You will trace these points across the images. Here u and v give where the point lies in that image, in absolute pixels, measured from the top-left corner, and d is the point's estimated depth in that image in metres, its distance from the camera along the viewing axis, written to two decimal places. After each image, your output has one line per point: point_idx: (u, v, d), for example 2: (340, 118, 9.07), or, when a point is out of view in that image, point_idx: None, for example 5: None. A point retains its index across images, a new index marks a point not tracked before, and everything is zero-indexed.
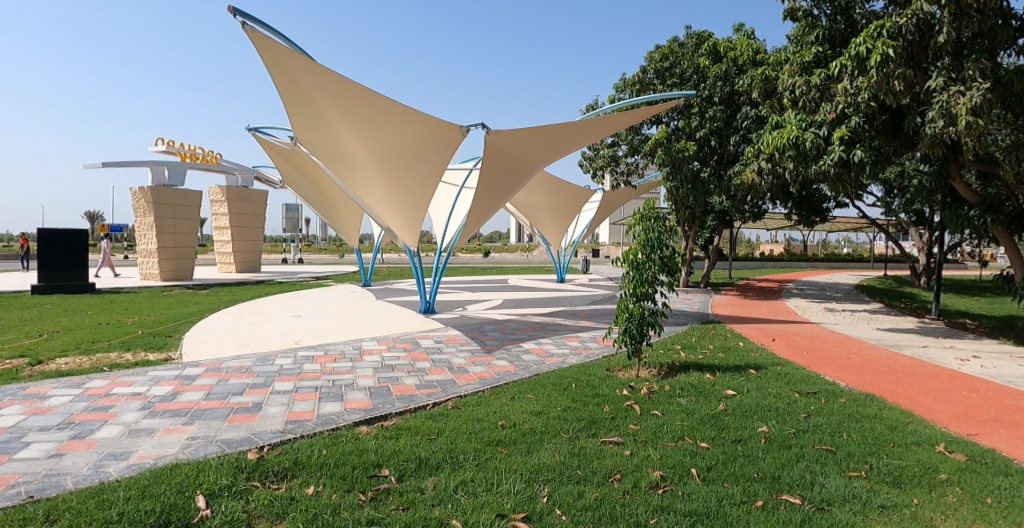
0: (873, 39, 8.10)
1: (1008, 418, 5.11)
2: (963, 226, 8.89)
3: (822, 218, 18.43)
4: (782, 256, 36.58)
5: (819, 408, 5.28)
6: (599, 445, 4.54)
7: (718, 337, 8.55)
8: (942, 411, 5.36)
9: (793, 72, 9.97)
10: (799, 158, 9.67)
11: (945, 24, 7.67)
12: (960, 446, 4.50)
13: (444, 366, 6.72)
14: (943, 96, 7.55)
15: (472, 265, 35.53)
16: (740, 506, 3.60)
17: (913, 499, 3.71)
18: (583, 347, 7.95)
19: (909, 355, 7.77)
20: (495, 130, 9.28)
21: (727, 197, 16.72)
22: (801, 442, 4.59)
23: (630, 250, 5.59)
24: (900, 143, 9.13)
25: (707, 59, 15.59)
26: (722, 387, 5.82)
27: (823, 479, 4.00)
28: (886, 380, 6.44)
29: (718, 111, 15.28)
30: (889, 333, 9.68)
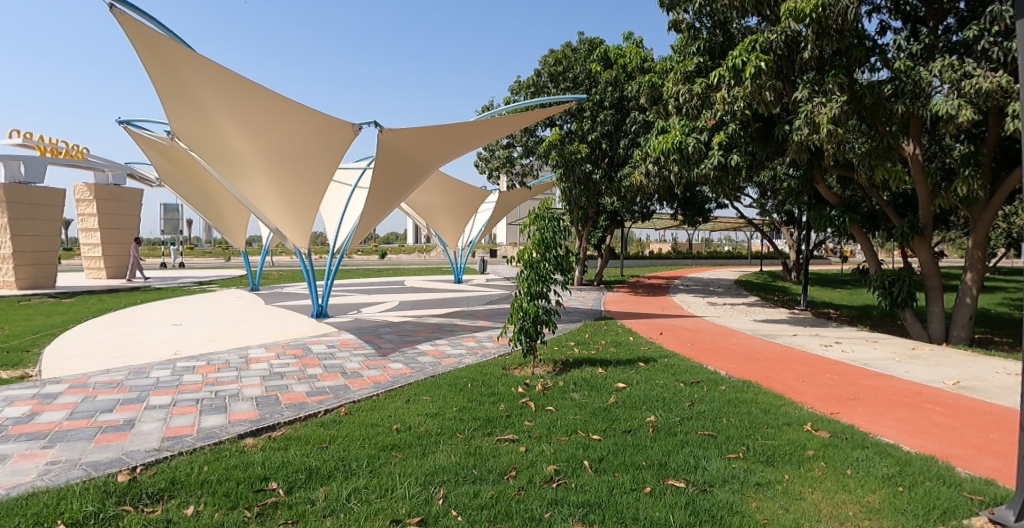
0: (747, 53, 8.68)
1: (864, 397, 5.62)
2: (826, 225, 9.71)
3: (705, 217, 20.14)
4: (669, 254, 39.03)
5: (702, 396, 5.56)
6: (494, 443, 4.54)
7: (609, 333, 8.81)
8: (810, 393, 5.78)
9: (677, 81, 10.65)
10: (683, 162, 10.31)
11: (810, 42, 8.31)
12: (825, 424, 4.91)
13: (337, 372, 6.47)
14: (808, 107, 8.23)
15: (369, 266, 34.99)
16: (630, 494, 3.87)
17: (783, 475, 4.22)
18: (479, 347, 7.95)
19: (781, 344, 8.42)
20: (389, 128, 9.18)
21: (618, 200, 17.54)
22: (685, 428, 4.82)
23: (526, 249, 5.53)
24: (773, 149, 9.93)
25: (599, 65, 16.26)
26: (613, 381, 5.99)
27: (705, 462, 4.33)
28: (760, 366, 6.90)
29: (608, 115, 16.07)
30: (764, 324, 10.43)
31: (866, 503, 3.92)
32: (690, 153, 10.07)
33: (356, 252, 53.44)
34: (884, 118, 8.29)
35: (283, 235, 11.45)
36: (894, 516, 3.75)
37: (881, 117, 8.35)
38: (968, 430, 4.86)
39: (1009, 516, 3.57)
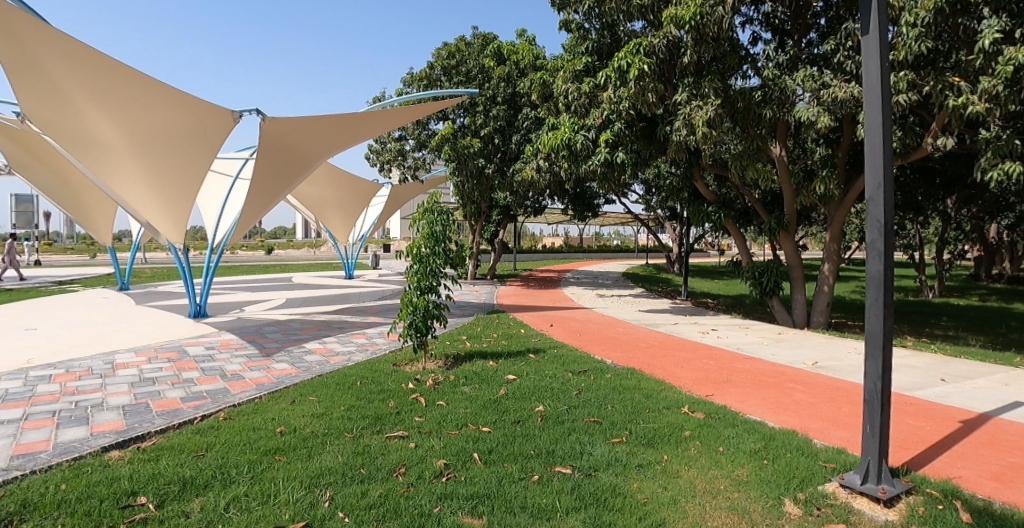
0: (632, 55, 9.02)
1: (736, 379, 6.08)
2: (703, 221, 10.51)
3: (592, 212, 20.55)
4: (562, 248, 40.62)
5: (588, 384, 5.79)
6: (383, 441, 4.49)
7: (500, 327, 8.95)
8: (688, 377, 6.17)
9: (567, 79, 11.07)
10: (573, 158, 10.94)
11: (689, 47, 8.68)
12: (700, 405, 5.28)
13: (216, 375, 6.14)
14: (686, 109, 8.73)
15: (253, 263, 33.25)
16: (518, 483, 3.95)
17: (663, 455, 4.49)
18: (369, 343, 7.84)
19: (663, 332, 8.94)
20: (271, 117, 8.87)
21: (510, 194, 18.11)
22: (572, 416, 5.00)
23: (413, 244, 5.41)
24: (655, 148, 10.19)
25: (492, 60, 16.79)
26: (504, 373, 6.10)
27: (590, 448, 4.52)
28: (644, 354, 7.28)
29: (500, 111, 16.46)
30: (648, 314, 11.05)
31: (735, 477, 4.25)
32: (578, 150, 10.69)
33: (242, 249, 50.48)
34: (754, 121, 8.92)
35: (152, 228, 10.99)
36: (760, 486, 4.13)
37: (751, 121, 8.95)
38: (822, 405, 5.38)
39: (856, 479, 4.19)
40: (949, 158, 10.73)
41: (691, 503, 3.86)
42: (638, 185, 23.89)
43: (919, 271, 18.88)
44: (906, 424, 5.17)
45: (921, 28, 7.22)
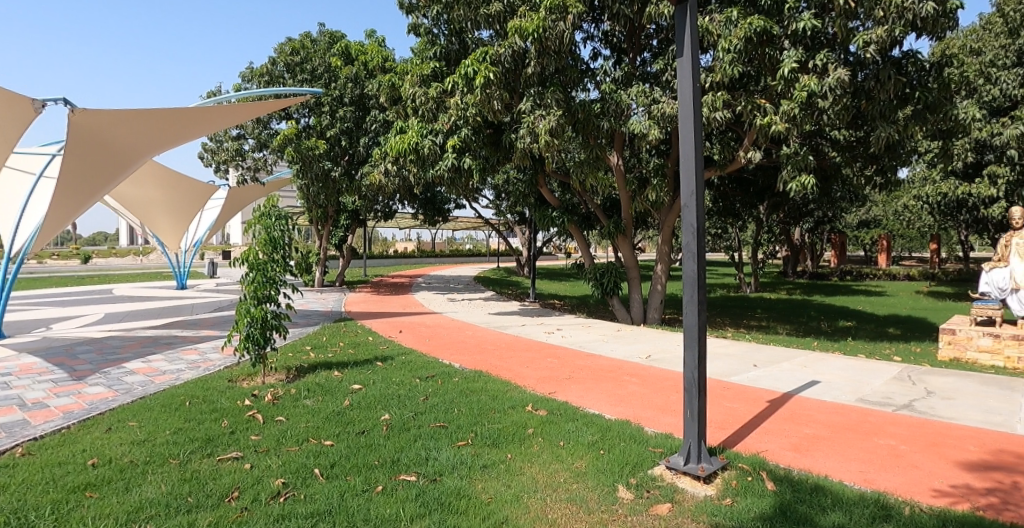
0: (478, 64, 9.19)
1: (577, 375, 6.53)
2: (549, 224, 11.12)
3: (442, 217, 22.39)
4: (412, 253, 41.94)
5: (436, 389, 5.95)
6: (215, 464, 4.26)
7: (347, 335, 8.81)
8: (534, 376, 6.49)
9: (413, 83, 10.99)
10: (419, 161, 10.81)
11: (532, 59, 8.94)
12: (542, 404, 5.62)
13: (11, 405, 5.42)
14: (531, 118, 9.10)
15: (60, 274, 29.34)
16: (361, 496, 3.89)
17: (507, 454, 4.67)
18: (202, 360, 7.38)
19: (510, 333, 9.29)
20: (80, 107, 7.88)
21: (360, 197, 18.72)
22: (418, 423, 5.11)
23: (250, 250, 5.29)
24: (501, 154, 11.01)
25: (339, 60, 17.20)
26: (349, 383, 6.05)
27: (435, 453, 4.61)
28: (491, 356, 7.56)
29: (347, 113, 16.85)
30: (497, 316, 11.49)
31: (575, 469, 4.52)
32: (425, 154, 10.57)
33: (54, 257, 44.64)
34: (593, 132, 9.46)
35: None
36: (596, 475, 4.42)
37: (591, 130, 9.51)
38: (653, 396, 5.90)
39: (681, 460, 4.61)
40: (760, 170, 12.19)
41: (533, 498, 4.04)
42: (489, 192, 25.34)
43: (738, 269, 21.60)
44: (724, 407, 5.81)
45: (733, 54, 7.94)
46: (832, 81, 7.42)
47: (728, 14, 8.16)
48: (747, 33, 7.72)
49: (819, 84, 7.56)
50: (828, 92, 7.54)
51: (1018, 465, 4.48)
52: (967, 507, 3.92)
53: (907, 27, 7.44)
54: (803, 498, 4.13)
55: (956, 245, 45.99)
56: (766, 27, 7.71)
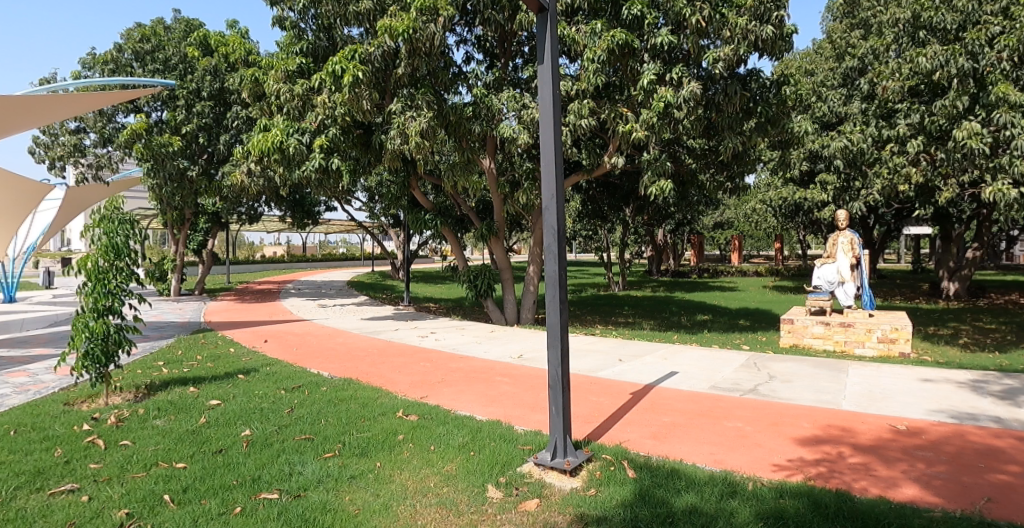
0: (346, 61, 8.87)
1: (448, 378, 6.69)
2: (422, 227, 11.32)
3: (314, 220, 21.65)
4: (282, 258, 40.62)
5: (302, 400, 5.99)
6: (45, 499, 3.84)
7: (206, 348, 8.40)
8: (406, 381, 6.57)
9: (277, 78, 10.44)
10: (284, 161, 10.11)
11: (403, 59, 8.90)
12: (414, 408, 5.81)
13: None
14: (401, 119, 8.94)
15: None
16: (217, 519, 3.66)
17: (375, 463, 4.66)
18: (30, 383, 6.70)
19: (382, 338, 9.25)
20: None
21: (221, 200, 18.31)
22: (282, 437, 5.04)
23: (88, 258, 5.06)
24: (371, 155, 10.92)
25: (197, 51, 16.42)
26: (206, 399, 5.91)
27: (300, 467, 4.50)
28: (362, 362, 7.54)
29: (206, 108, 16.22)
30: (371, 321, 11.40)
31: (445, 472, 4.58)
32: (291, 154, 9.82)
33: None
34: (466, 135, 9.69)
35: None
36: (466, 477, 4.50)
37: (463, 133, 9.69)
38: (523, 395, 6.15)
39: (548, 455, 4.82)
40: (626, 175, 12.86)
41: (403, 505, 4.01)
42: (364, 195, 26.51)
43: (608, 269, 22.82)
44: (592, 401, 6.11)
45: (598, 64, 8.33)
46: (686, 93, 8.01)
47: (593, 26, 8.50)
48: (610, 46, 8.15)
49: (674, 96, 8.04)
50: (683, 103, 8.05)
51: (842, 437, 5.08)
52: (799, 478, 4.47)
53: (750, 47, 8.26)
54: (661, 483, 4.47)
55: (795, 244, 51.86)
56: (627, 40, 8.18)
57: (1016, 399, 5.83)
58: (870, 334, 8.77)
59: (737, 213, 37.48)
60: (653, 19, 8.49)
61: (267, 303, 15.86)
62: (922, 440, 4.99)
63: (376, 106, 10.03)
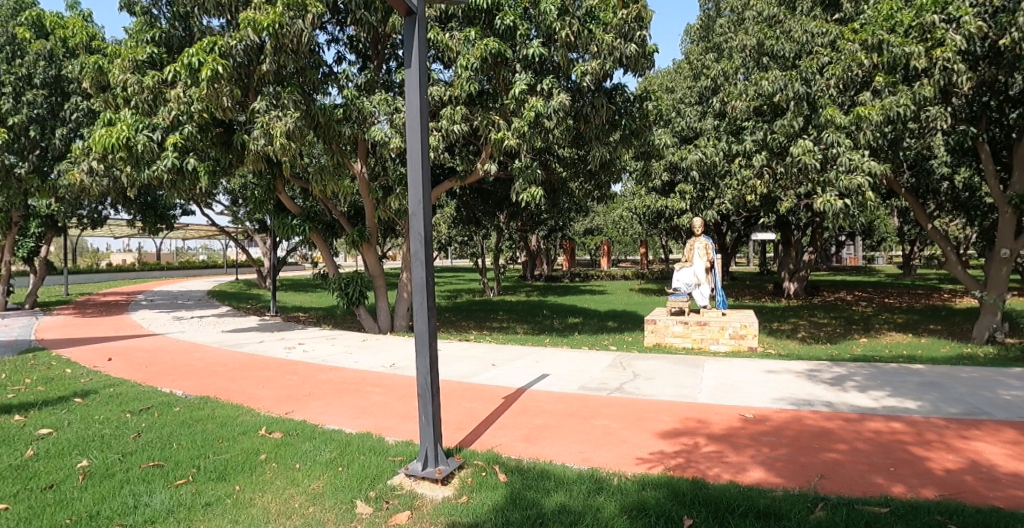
0: (205, 54, 8.53)
1: (316, 391, 6.72)
2: (289, 232, 10.99)
3: (168, 224, 20.29)
4: (133, 267, 36.92)
5: (150, 424, 5.49)
6: None
7: (35, 370, 7.41)
8: (270, 397, 6.51)
9: (124, 68, 9.59)
10: (132, 160, 9.34)
11: (267, 55, 8.68)
12: (278, 425, 5.59)
13: None
14: (265, 118, 8.74)
15: None
16: None
17: (234, 487, 4.30)
18: None
19: (245, 352, 8.81)
20: None
21: (56, 201, 16.54)
22: (126, 466, 4.54)
23: None
24: (234, 156, 10.38)
25: (27, 32, 14.77)
26: (33, 429, 5.20)
27: (147, 498, 4.04)
28: (221, 378, 7.23)
29: (39, 97, 14.60)
30: (234, 334, 10.70)
31: (311, 491, 4.31)
32: (140, 152, 9.12)
33: None
34: (335, 137, 9.69)
35: None
36: (334, 494, 4.26)
37: (331, 135, 9.66)
38: (394, 403, 6.30)
39: (419, 465, 4.66)
40: (498, 182, 13.53)
41: None
42: (225, 197, 25.57)
43: (484, 275, 23.26)
44: (464, 407, 6.12)
45: (471, 71, 8.58)
46: (555, 105, 8.51)
47: (466, 33, 8.75)
48: (484, 54, 8.43)
49: (544, 106, 8.50)
50: (552, 113, 8.57)
51: (698, 429, 5.42)
52: (660, 469, 4.69)
53: (615, 62, 8.91)
54: (531, 484, 4.48)
55: (656, 250, 56.45)
56: (499, 50, 8.53)
57: (841, 385, 6.69)
58: (723, 332, 9.54)
59: (607, 220, 39.90)
60: (525, 31, 8.86)
61: (111, 317, 14.32)
62: (767, 426, 5.46)
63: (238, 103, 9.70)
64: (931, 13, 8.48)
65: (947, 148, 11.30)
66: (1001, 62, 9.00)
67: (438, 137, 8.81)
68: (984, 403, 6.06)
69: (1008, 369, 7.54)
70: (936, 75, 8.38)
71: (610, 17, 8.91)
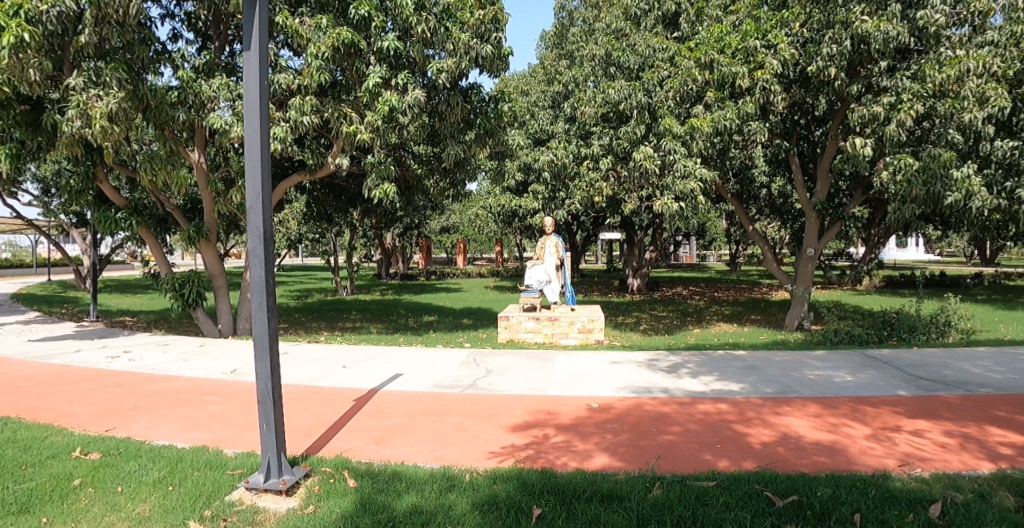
0: (7, 17, 7.41)
1: (144, 403, 6.15)
2: (113, 227, 9.86)
3: None
4: None
5: None
6: None
7: None
8: (87, 413, 5.80)
9: None
10: None
11: (87, 26, 7.92)
12: (96, 445, 4.95)
13: None
14: (82, 96, 7.83)
15: None
16: None
17: (40, 519, 3.71)
18: None
19: (58, 365, 7.74)
20: None
21: None
22: None
23: None
24: (43, 138, 9.12)
25: None
26: None
27: None
28: (25, 395, 6.32)
29: None
30: (42, 343, 9.33)
31: (137, 515, 3.81)
32: None
33: None
34: (168, 122, 8.98)
35: None
36: (164, 516, 3.80)
37: (164, 119, 8.96)
38: (236, 412, 5.95)
39: (260, 477, 4.20)
40: (352, 178, 13.30)
41: None
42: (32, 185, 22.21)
43: (336, 274, 22.45)
44: (312, 412, 5.87)
45: (321, 60, 8.35)
46: (410, 100, 8.52)
47: (317, 20, 8.44)
48: (335, 43, 8.28)
49: (399, 101, 8.52)
50: (406, 109, 8.55)
51: (547, 420, 5.64)
52: (510, 462, 4.76)
53: (471, 62, 9.08)
54: (382, 488, 4.27)
55: (513, 247, 58.60)
56: (352, 41, 8.41)
57: (677, 372, 7.38)
58: (572, 326, 10.16)
59: (462, 218, 40.38)
60: (380, 23, 8.72)
61: None
62: (611, 414, 5.82)
63: (48, 78, 8.75)
64: (755, 39, 9.70)
65: (767, 159, 12.82)
66: (808, 85, 10.64)
67: (286, 127, 8.40)
68: (792, 382, 6.98)
69: (809, 351, 8.78)
70: (757, 94, 9.61)
71: (467, 17, 9.10)
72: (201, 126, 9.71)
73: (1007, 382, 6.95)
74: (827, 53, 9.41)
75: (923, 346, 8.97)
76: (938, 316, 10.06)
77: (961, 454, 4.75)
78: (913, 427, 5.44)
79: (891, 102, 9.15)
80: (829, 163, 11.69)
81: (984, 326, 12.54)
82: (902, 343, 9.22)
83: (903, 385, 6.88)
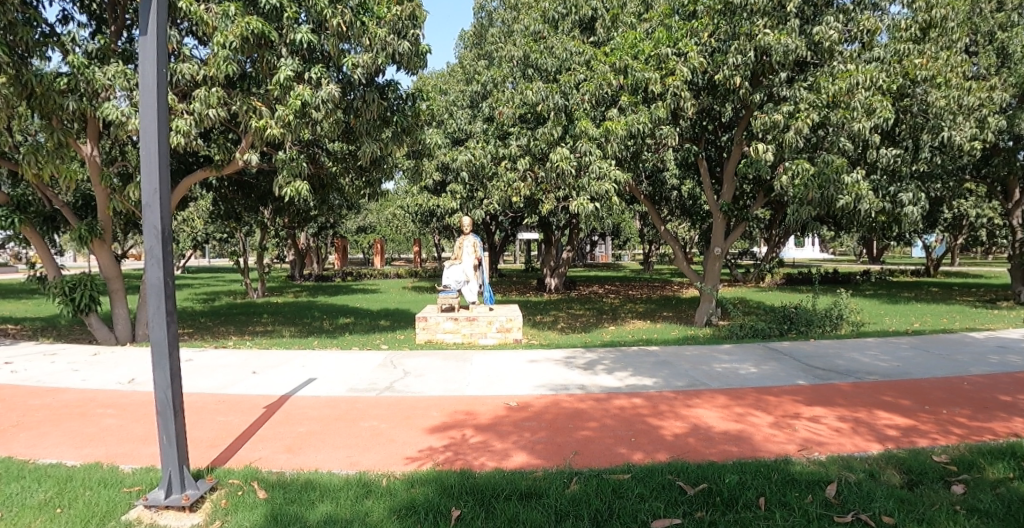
0: None
1: (25, 419, 5.61)
2: None
3: None
4: None
5: None
6: None
7: None
8: None
9: None
10: None
11: None
12: None
13: None
14: None
15: None
16: None
17: None
18: None
19: None
20: None
21: None
22: None
23: None
24: None
25: None
26: None
27: None
28: None
29: None
30: None
31: None
32: None
33: None
34: (55, 111, 8.31)
35: None
36: None
37: (50, 108, 8.25)
38: (133, 425, 5.53)
39: (160, 493, 3.87)
40: (261, 174, 12.77)
41: None
42: None
43: (244, 275, 21.17)
44: (217, 422, 5.57)
45: (229, 50, 7.96)
46: (323, 95, 8.28)
47: (224, 8, 8.03)
48: (244, 33, 7.90)
49: (312, 96, 8.27)
50: (320, 104, 8.31)
51: (466, 421, 5.64)
52: (428, 465, 4.67)
53: (387, 58, 9.02)
54: (294, 498, 4.04)
55: (432, 247, 58.09)
56: (263, 31, 8.05)
57: (592, 369, 7.60)
58: (490, 326, 10.20)
59: (382, 217, 39.63)
60: (292, 14, 8.40)
61: None
62: (529, 412, 5.88)
63: None
64: (665, 47, 10.24)
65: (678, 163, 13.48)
66: (715, 93, 11.25)
67: (190, 121, 8.09)
68: (701, 375, 7.33)
69: (717, 346, 9.26)
70: (669, 99, 10.17)
71: (383, 12, 8.95)
72: (94, 117, 9.06)
73: (890, 369, 7.63)
74: (733, 62, 10.00)
75: (818, 338, 9.68)
76: (832, 310, 10.89)
77: (853, 437, 5.14)
78: (811, 414, 5.83)
79: (789, 111, 9.84)
80: (734, 167, 12.39)
81: (870, 318, 13.73)
82: (801, 336, 9.92)
83: (801, 375, 7.39)
